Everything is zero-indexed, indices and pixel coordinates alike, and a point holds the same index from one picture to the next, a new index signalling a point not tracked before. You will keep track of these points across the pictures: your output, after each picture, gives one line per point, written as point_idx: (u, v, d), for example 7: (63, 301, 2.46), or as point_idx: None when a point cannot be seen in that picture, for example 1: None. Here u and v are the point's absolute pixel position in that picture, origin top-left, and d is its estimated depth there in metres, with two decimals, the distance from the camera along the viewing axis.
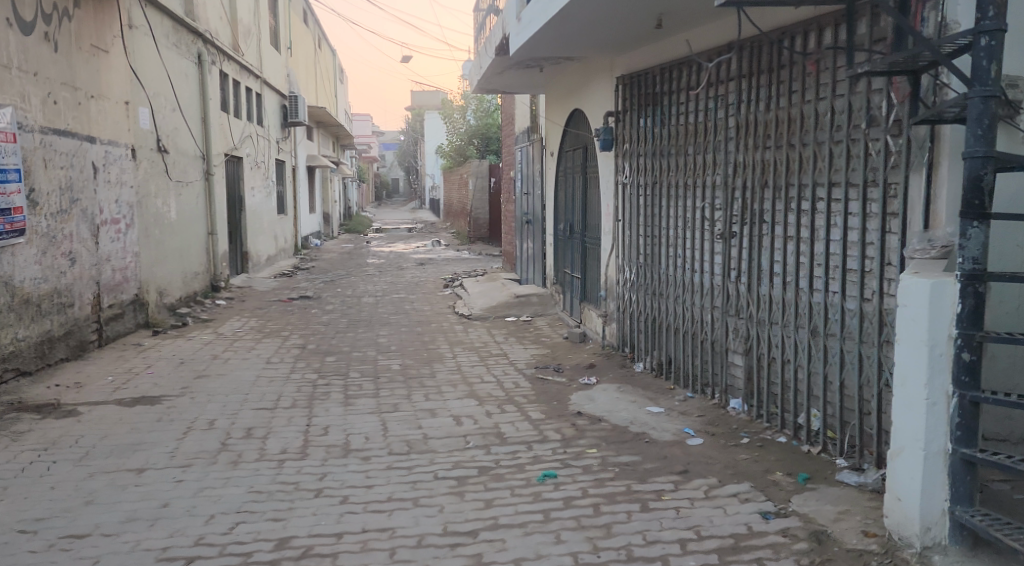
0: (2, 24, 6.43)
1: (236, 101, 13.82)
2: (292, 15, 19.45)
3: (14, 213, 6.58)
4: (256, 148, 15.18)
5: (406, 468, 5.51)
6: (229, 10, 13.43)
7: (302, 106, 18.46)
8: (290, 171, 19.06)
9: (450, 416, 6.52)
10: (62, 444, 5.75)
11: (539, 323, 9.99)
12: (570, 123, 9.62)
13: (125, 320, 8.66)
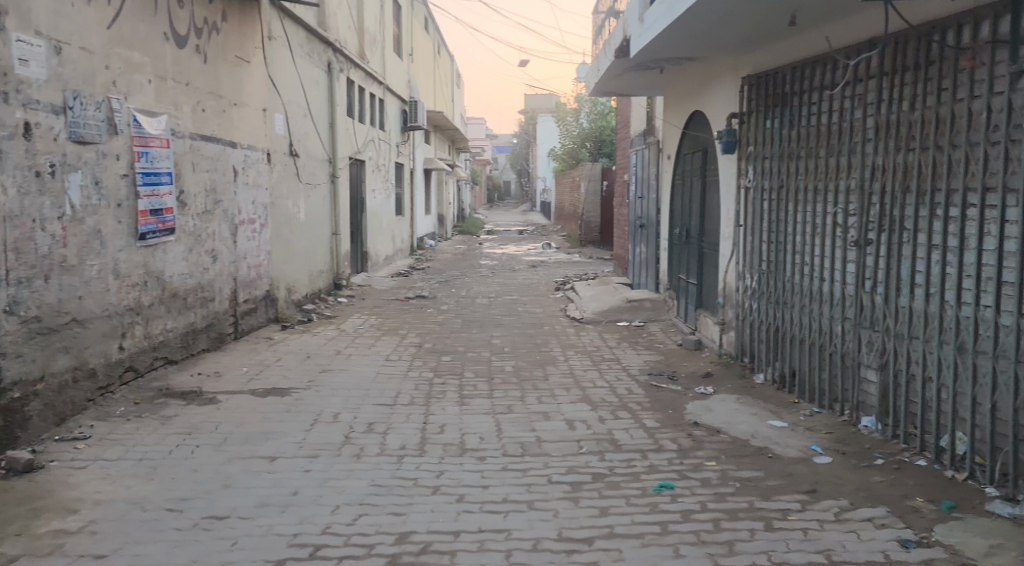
0: (158, 38, 6.90)
1: (360, 105, 14.27)
2: (414, 21, 19.95)
3: (166, 213, 7.03)
4: (378, 152, 15.65)
5: (521, 470, 5.58)
6: (356, 18, 13.90)
7: (421, 111, 18.89)
8: (409, 173, 19.53)
9: (563, 420, 6.56)
10: (204, 429, 6.09)
11: (653, 329, 9.91)
12: (689, 125, 9.51)
13: (257, 314, 9.10)
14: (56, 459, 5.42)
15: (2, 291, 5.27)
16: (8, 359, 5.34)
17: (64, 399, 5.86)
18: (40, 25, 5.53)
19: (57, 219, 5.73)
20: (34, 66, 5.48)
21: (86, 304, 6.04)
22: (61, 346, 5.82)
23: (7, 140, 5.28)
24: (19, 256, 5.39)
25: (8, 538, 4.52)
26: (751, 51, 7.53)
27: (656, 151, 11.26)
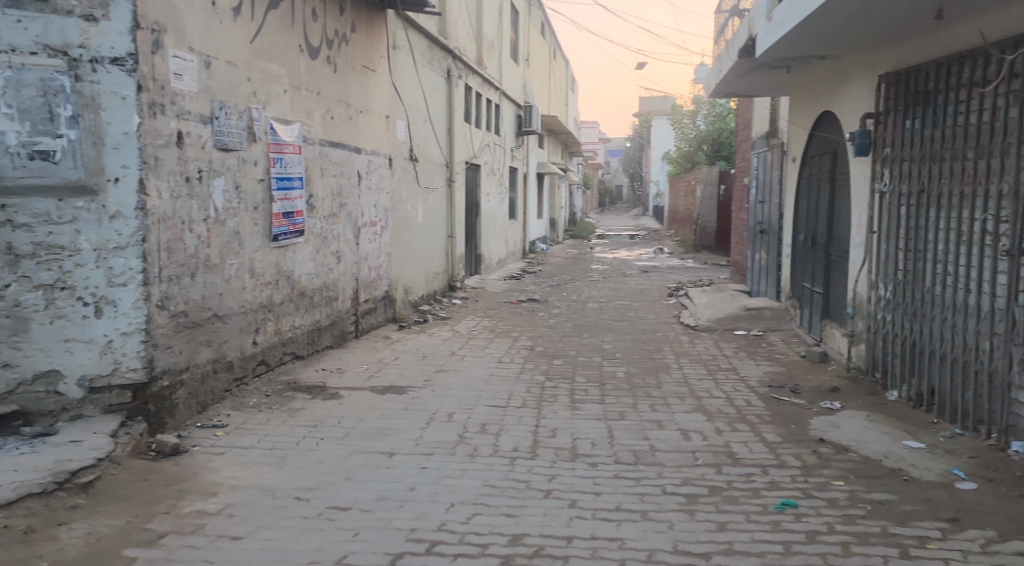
0: (294, 50, 7.27)
1: (477, 111, 14.53)
2: (530, 27, 20.14)
3: (296, 215, 7.38)
4: (492, 157, 15.90)
5: (635, 479, 5.60)
6: (475, 26, 14.18)
7: (536, 115, 19.02)
8: (522, 178, 19.73)
9: (677, 430, 6.53)
10: (328, 423, 6.38)
11: (772, 339, 9.69)
12: (817, 126, 9.28)
13: (377, 314, 9.42)
14: (198, 444, 5.80)
15: (155, 287, 5.70)
16: (159, 350, 5.77)
17: (206, 388, 6.26)
18: (193, 41, 5.98)
19: (202, 221, 6.14)
20: (186, 79, 5.93)
21: (225, 301, 6.43)
22: (204, 339, 6.22)
23: (162, 148, 5.73)
24: (169, 255, 5.81)
25: (156, 515, 4.87)
26: (888, 49, 7.31)
27: (779, 154, 11.01)
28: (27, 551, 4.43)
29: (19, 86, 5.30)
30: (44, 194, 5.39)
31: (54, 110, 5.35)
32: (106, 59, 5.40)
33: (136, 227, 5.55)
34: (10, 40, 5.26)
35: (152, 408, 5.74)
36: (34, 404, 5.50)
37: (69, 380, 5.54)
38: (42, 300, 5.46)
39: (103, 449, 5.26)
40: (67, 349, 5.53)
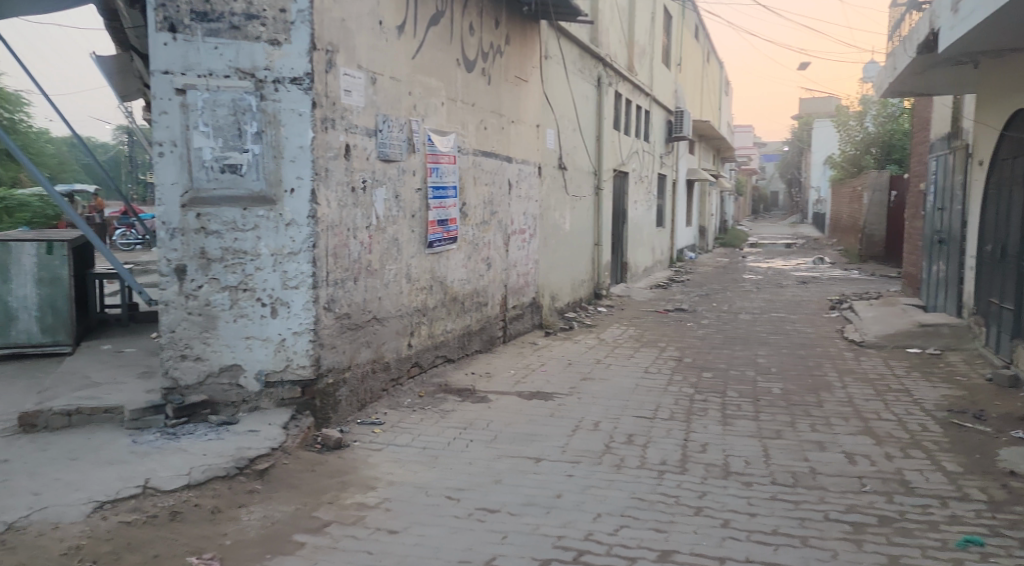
0: (452, 64, 7.54)
1: (627, 118, 14.48)
2: (683, 31, 19.89)
3: (450, 223, 7.63)
4: (641, 163, 15.80)
5: (792, 501, 5.45)
6: (626, 32, 14.16)
7: (687, 121, 18.73)
8: (671, 185, 19.48)
9: (841, 452, 6.30)
10: (478, 425, 6.56)
11: (951, 360, 9.13)
12: (1009, 126, 8.69)
13: (524, 320, 9.58)
14: (358, 439, 6.11)
15: (323, 290, 6.06)
16: (326, 349, 6.12)
17: (365, 387, 6.58)
18: (362, 59, 6.35)
19: (366, 228, 6.47)
20: (355, 95, 6.29)
21: (384, 304, 6.74)
22: (365, 340, 6.54)
23: (332, 160, 6.09)
24: (336, 260, 6.16)
25: (322, 504, 5.18)
26: None
27: (963, 157, 10.35)
28: (212, 529, 4.83)
29: (215, 106, 5.80)
30: (231, 203, 5.85)
31: (242, 127, 5.83)
32: (287, 79, 5.85)
33: (308, 234, 5.93)
34: (208, 65, 5.78)
35: (318, 403, 6.11)
36: (220, 395, 5.97)
37: (248, 374, 5.97)
38: (228, 300, 5.91)
39: (277, 440, 5.64)
40: (247, 346, 5.95)
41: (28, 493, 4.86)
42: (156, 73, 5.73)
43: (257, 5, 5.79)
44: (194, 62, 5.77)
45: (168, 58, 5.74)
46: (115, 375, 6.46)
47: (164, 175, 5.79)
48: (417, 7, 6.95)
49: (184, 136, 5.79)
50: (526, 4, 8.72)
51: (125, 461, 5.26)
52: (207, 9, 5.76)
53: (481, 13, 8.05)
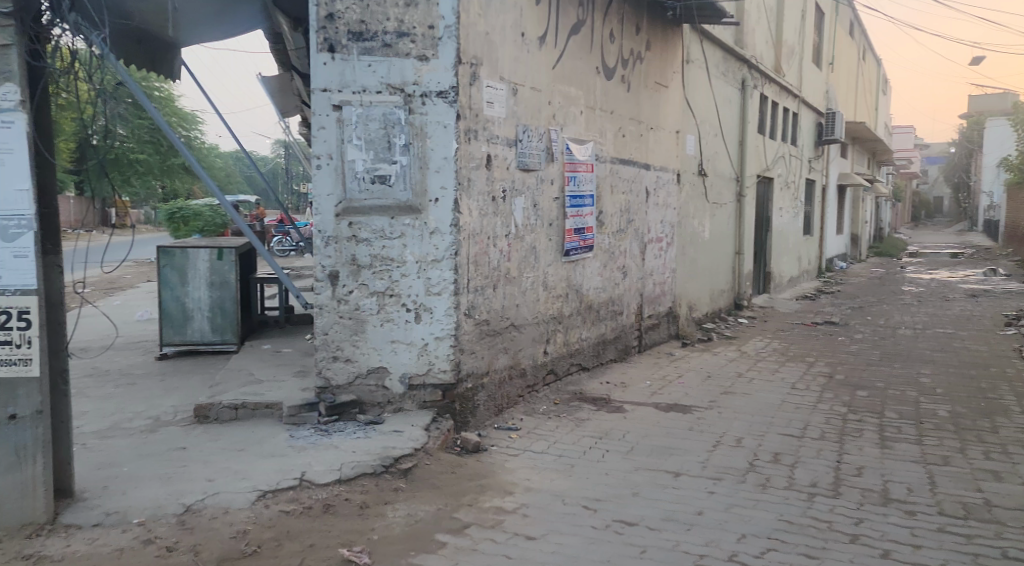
0: (592, 72, 7.57)
1: (772, 121, 13.95)
2: (837, 29, 18.97)
3: (586, 231, 7.63)
4: (788, 168, 15.16)
5: (964, 535, 5.09)
6: (773, 32, 13.68)
7: (839, 123, 17.80)
8: (820, 191, 18.58)
9: (1020, 484, 5.81)
10: (614, 435, 6.52)
11: None
12: None
13: (660, 330, 9.40)
14: (496, 444, 6.22)
15: (464, 297, 6.22)
16: (466, 354, 6.28)
17: (502, 393, 6.69)
18: (504, 71, 6.49)
19: (504, 236, 6.59)
20: (497, 106, 6.43)
21: (521, 312, 6.83)
22: (502, 346, 6.66)
23: (474, 170, 6.26)
24: (476, 268, 6.31)
25: (462, 506, 5.31)
26: None
27: None
28: (361, 523, 5.04)
29: (367, 121, 6.04)
30: (380, 212, 6.08)
31: (392, 140, 6.06)
32: (433, 93, 6.06)
33: (451, 242, 6.12)
34: (362, 81, 6.03)
35: (458, 407, 6.28)
36: (367, 396, 6.20)
37: (393, 376, 6.18)
38: (375, 305, 6.13)
39: (419, 441, 5.84)
40: (393, 349, 6.16)
41: (201, 480, 5.27)
42: (315, 91, 5.99)
43: (408, 23, 6.03)
44: (350, 80, 6.02)
45: (327, 77, 6.00)
46: (274, 373, 6.90)
47: (320, 187, 6.04)
48: (558, 17, 7.04)
49: (338, 150, 6.04)
50: (669, 9, 8.63)
51: (284, 455, 5.61)
52: (362, 29, 6.00)
53: (622, 20, 8.04)
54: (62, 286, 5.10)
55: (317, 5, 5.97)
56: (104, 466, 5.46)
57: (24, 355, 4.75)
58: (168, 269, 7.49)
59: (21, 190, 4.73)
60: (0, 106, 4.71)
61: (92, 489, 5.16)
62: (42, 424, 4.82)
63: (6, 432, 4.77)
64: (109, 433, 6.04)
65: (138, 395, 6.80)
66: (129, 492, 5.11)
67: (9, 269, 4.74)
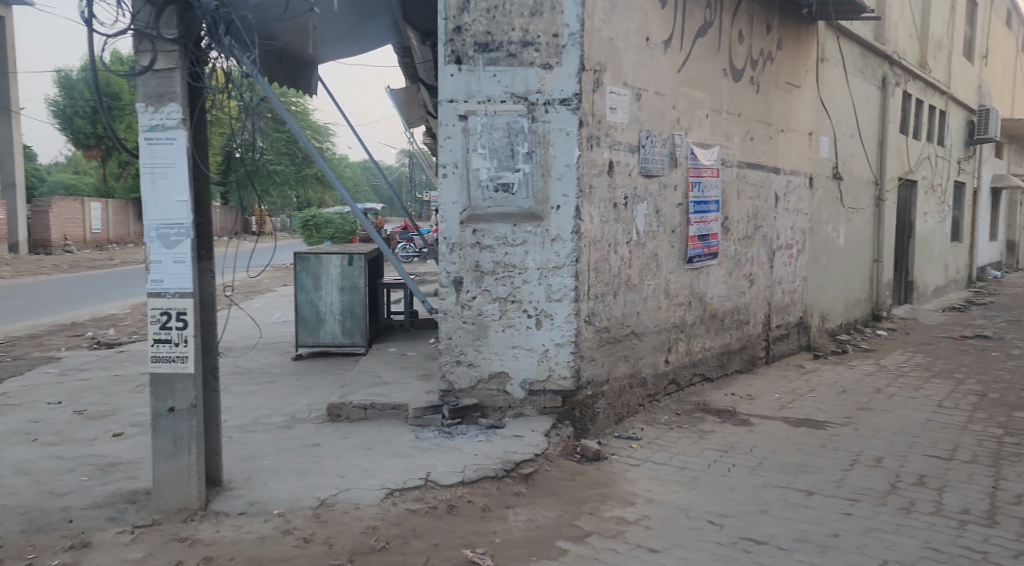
0: (719, 75, 7.39)
1: (917, 120, 13.09)
2: (992, 20, 17.61)
3: (711, 238, 7.42)
4: (934, 170, 14.19)
5: None
6: (919, 26, 12.88)
7: (994, 121, 16.50)
8: (971, 194, 17.27)
9: None
10: (739, 450, 6.28)
11: None
12: None
13: (790, 340, 8.99)
14: (616, 453, 6.13)
15: (584, 304, 6.21)
16: (586, 361, 6.26)
17: (622, 401, 6.62)
18: (628, 77, 6.43)
19: (626, 243, 6.52)
20: (620, 112, 6.38)
21: (642, 319, 6.73)
22: (622, 354, 6.58)
23: (596, 176, 6.23)
24: (597, 275, 6.28)
25: (582, 514, 5.20)
26: None
27: None
28: (483, 526, 5.01)
29: (491, 130, 6.11)
30: (503, 220, 6.15)
31: (515, 149, 6.11)
32: (557, 100, 6.08)
33: (572, 249, 6.12)
34: (487, 92, 6.11)
35: (578, 414, 6.25)
36: (489, 400, 6.26)
37: (514, 381, 6.22)
38: (498, 311, 6.20)
39: (540, 447, 5.81)
40: (514, 355, 6.21)
41: (334, 475, 5.44)
42: (442, 102, 6.13)
43: (532, 32, 6.08)
44: (475, 90, 6.12)
45: (453, 88, 6.12)
46: (399, 376, 7.13)
47: (446, 195, 6.16)
48: (684, 19, 6.92)
49: (463, 159, 6.14)
50: (805, 7, 8.31)
51: (410, 454, 5.74)
52: (488, 40, 6.10)
53: (752, 20, 7.83)
54: (213, 288, 5.39)
55: (446, 19, 6.11)
56: (247, 459, 5.78)
57: (180, 353, 5.04)
58: (304, 273, 8.00)
59: (180, 201, 5.01)
60: (164, 125, 5.02)
61: (237, 479, 5.44)
62: (197, 417, 5.09)
63: (164, 424, 5.06)
64: (251, 428, 6.42)
65: (276, 393, 7.20)
66: (270, 484, 5.36)
67: (170, 274, 5.03)
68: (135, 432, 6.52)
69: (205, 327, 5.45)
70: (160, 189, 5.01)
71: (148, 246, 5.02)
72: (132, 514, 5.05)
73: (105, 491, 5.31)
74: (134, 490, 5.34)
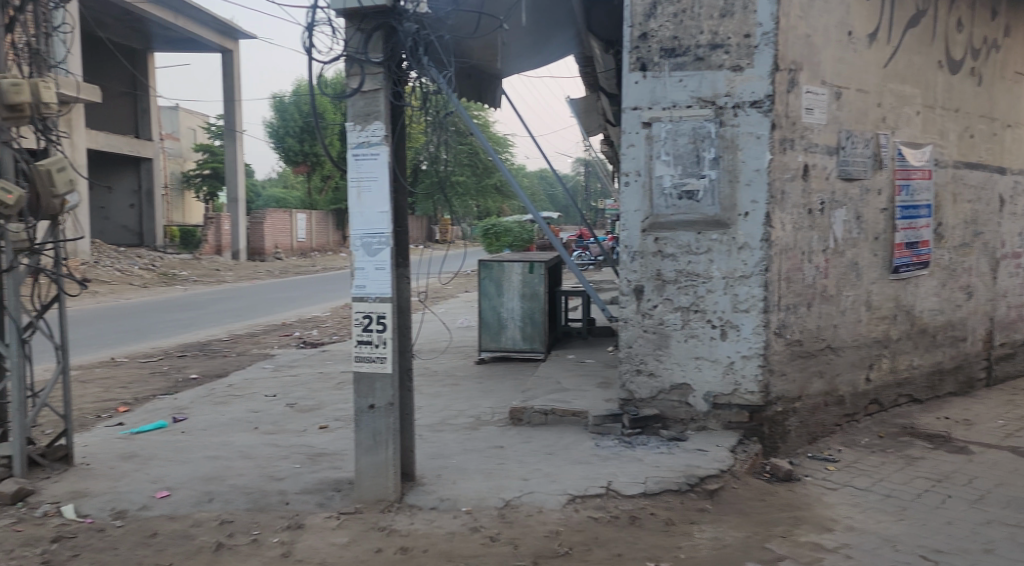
0: (933, 67, 6.85)
1: None
2: None
3: (921, 246, 6.86)
4: None
5: None
6: None
7: None
8: None
9: None
10: (956, 480, 5.70)
11: None
12: None
13: (1016, 361, 8.15)
14: (810, 475, 5.72)
15: (775, 315, 5.88)
16: (776, 376, 5.93)
17: (817, 420, 6.23)
18: (827, 75, 6.06)
19: (822, 251, 6.14)
20: (817, 113, 6.02)
21: (840, 333, 6.31)
22: (817, 370, 6.19)
23: (789, 182, 5.91)
24: (789, 285, 5.94)
25: (774, 537, 4.84)
26: None
27: None
28: (667, 540, 4.78)
29: (676, 136, 5.95)
30: (687, 227, 5.97)
31: (701, 154, 5.92)
32: (747, 103, 5.82)
33: (761, 257, 5.82)
34: (672, 97, 5.97)
35: (767, 431, 5.93)
36: (670, 411, 6.08)
37: (698, 393, 6.01)
38: (680, 321, 6.02)
39: (725, 462, 5.53)
40: (697, 366, 6.00)
41: (517, 478, 5.44)
42: (626, 110, 6.06)
43: (722, 34, 5.86)
44: (660, 96, 5.99)
45: (638, 95, 6.03)
46: (580, 382, 7.10)
47: (628, 203, 6.09)
48: (892, 9, 6.46)
49: (647, 166, 6.03)
50: None
51: (590, 462, 5.66)
52: (674, 45, 5.96)
53: (972, 6, 7.22)
54: (410, 293, 5.53)
55: (632, 26, 6.05)
56: (436, 457, 5.92)
57: (380, 354, 5.19)
58: (487, 281, 8.17)
59: (382, 212, 5.17)
60: (368, 142, 5.20)
61: (428, 476, 5.57)
62: (393, 414, 5.23)
63: (365, 420, 5.24)
64: (439, 427, 6.60)
65: (462, 394, 7.38)
66: (457, 482, 5.43)
67: (372, 280, 5.20)
68: (338, 425, 6.87)
69: (401, 331, 5.61)
70: (365, 201, 5.20)
71: (353, 254, 5.22)
72: (338, 501, 5.26)
73: (313, 478, 5.60)
74: (338, 479, 5.59)
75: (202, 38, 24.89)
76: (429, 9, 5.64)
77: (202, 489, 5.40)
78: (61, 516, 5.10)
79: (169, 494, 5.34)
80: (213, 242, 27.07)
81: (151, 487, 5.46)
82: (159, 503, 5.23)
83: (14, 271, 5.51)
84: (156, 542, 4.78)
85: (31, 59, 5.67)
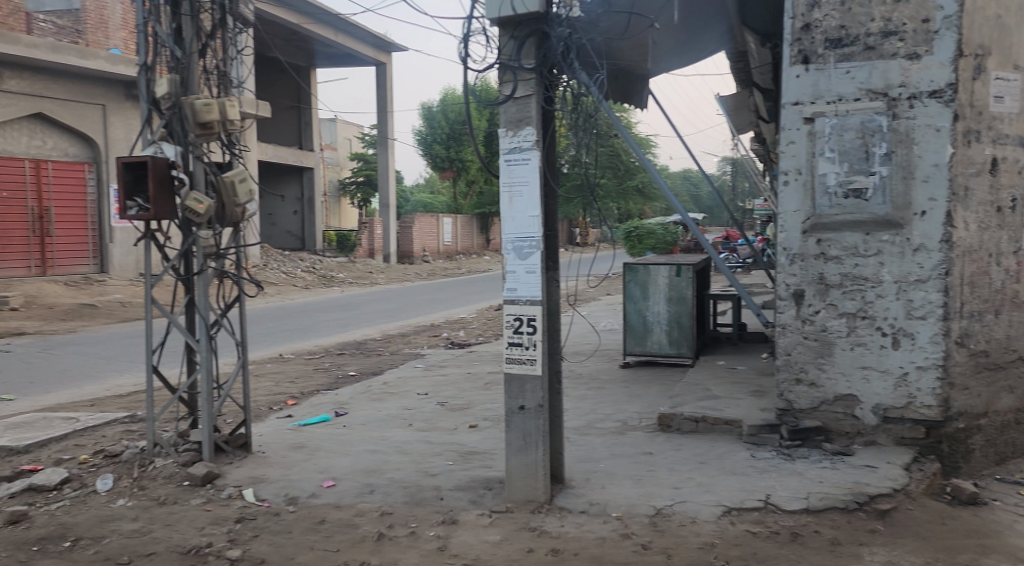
0: None
1: None
2: None
3: None
4: None
5: None
6: None
7: None
8: None
9: None
10: None
11: None
12: None
13: None
14: (999, 499, 5.20)
15: (956, 323, 5.40)
16: (956, 390, 5.44)
17: (1005, 439, 5.68)
18: (1019, 59, 5.58)
19: (1012, 253, 5.63)
20: (1008, 101, 5.52)
21: None
22: (1006, 384, 5.67)
23: (974, 177, 5.42)
24: (972, 290, 5.45)
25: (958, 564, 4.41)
26: None
27: None
28: (835, 559, 4.45)
29: (842, 131, 5.59)
30: (853, 228, 5.58)
31: (870, 150, 5.52)
32: (925, 93, 5.37)
33: (940, 260, 5.36)
34: (838, 90, 5.59)
35: (946, 449, 5.45)
36: (834, 423, 5.70)
37: (865, 406, 5.60)
38: (845, 328, 5.63)
39: (898, 481, 5.11)
40: (865, 376, 5.59)
41: (669, 486, 5.24)
42: (786, 106, 5.74)
43: (896, 20, 5.43)
44: (824, 90, 5.63)
45: (799, 90, 5.69)
46: (731, 390, 6.79)
47: (787, 203, 5.75)
48: None
49: (809, 164, 5.68)
50: None
51: (746, 473, 5.37)
52: (841, 34, 5.58)
53: None
54: (559, 296, 5.44)
55: (793, 17, 5.71)
56: (584, 460, 5.79)
57: (530, 356, 5.11)
58: (632, 284, 7.97)
59: (534, 216, 5.10)
60: (519, 146, 5.13)
61: (577, 479, 5.45)
62: (544, 416, 5.14)
63: (515, 420, 5.18)
64: (586, 430, 6.47)
65: (608, 398, 7.23)
66: (608, 487, 5.28)
67: (522, 283, 5.14)
68: (487, 424, 6.86)
69: (551, 332, 5.53)
70: (516, 206, 5.13)
71: (505, 258, 5.18)
72: (490, 499, 5.22)
73: (465, 476, 5.59)
74: (489, 478, 5.55)
75: (359, 52, 25.86)
76: (581, 12, 5.53)
77: (363, 481, 5.50)
78: (242, 498, 5.31)
79: (334, 484, 5.47)
80: (367, 245, 28.07)
81: (318, 476, 5.60)
82: (326, 492, 5.36)
83: (205, 272, 5.76)
84: (324, 529, 4.88)
85: (220, 81, 5.96)
